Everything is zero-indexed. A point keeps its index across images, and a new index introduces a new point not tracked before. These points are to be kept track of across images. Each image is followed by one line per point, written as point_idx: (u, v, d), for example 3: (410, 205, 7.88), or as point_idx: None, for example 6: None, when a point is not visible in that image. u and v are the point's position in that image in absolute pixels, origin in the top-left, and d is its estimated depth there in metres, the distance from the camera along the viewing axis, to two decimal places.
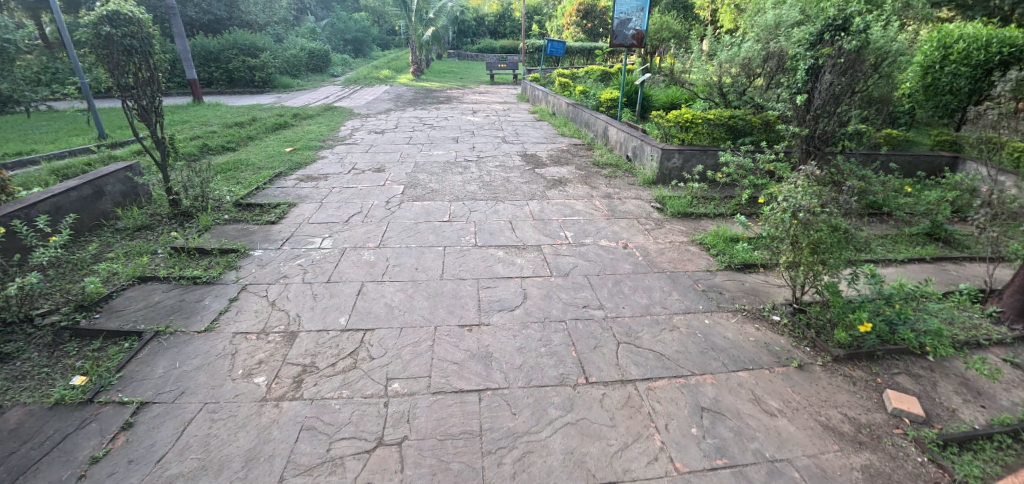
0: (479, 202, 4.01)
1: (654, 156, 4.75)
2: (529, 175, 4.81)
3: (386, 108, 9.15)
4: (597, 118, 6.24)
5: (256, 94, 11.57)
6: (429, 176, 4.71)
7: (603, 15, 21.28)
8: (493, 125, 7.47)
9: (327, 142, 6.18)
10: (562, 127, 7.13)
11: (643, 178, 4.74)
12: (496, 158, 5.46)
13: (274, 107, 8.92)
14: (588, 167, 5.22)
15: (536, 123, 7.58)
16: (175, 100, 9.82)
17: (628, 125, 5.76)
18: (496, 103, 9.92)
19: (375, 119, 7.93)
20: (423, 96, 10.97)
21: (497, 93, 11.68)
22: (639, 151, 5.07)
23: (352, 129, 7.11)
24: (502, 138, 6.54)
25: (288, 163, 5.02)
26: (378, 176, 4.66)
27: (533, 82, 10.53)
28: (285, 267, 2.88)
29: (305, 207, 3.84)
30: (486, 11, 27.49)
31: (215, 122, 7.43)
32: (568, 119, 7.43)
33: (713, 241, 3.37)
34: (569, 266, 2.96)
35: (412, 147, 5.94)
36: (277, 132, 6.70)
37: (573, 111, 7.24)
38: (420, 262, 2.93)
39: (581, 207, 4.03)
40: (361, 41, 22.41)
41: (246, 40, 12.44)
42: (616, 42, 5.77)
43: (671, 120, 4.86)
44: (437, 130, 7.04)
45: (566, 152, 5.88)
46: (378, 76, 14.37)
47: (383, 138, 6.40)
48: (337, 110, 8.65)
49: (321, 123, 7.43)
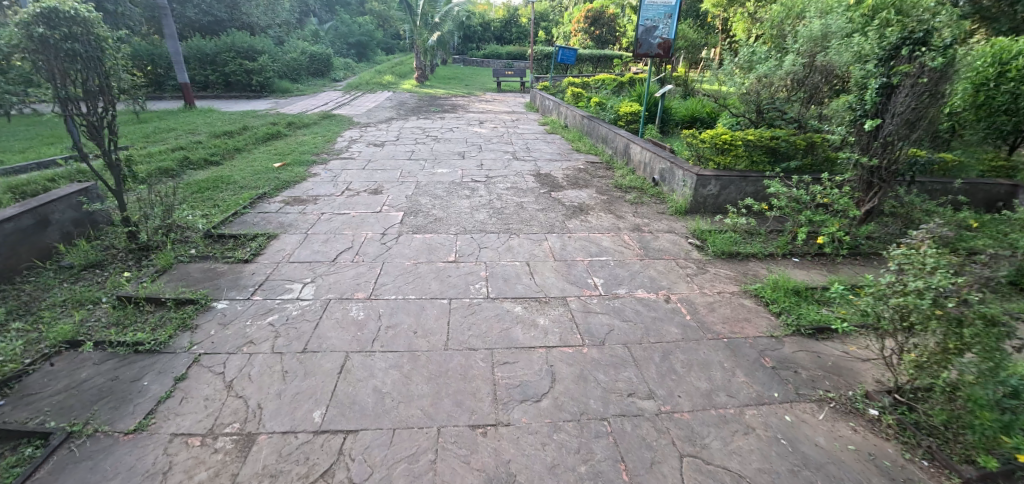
0: (490, 235, 3.45)
1: (686, 182, 4.20)
2: (544, 201, 4.26)
3: (388, 117, 8.63)
4: (616, 133, 5.70)
5: (253, 99, 11.09)
6: (431, 200, 4.15)
7: (613, 23, 20.87)
8: (502, 138, 6.94)
9: (321, 156, 5.65)
10: (576, 142, 6.59)
11: (673, 206, 4.19)
12: (507, 178, 4.92)
13: (269, 114, 8.41)
14: (610, 191, 4.68)
15: (548, 137, 7.06)
16: (166, 104, 9.33)
17: (652, 142, 5.22)
18: (504, 113, 9.41)
19: (376, 130, 7.41)
20: (428, 104, 10.46)
21: (504, 101, 11.14)
22: (667, 174, 4.52)
23: (350, 140, 6.58)
24: (512, 154, 6.00)
25: (274, 182, 4.48)
26: (375, 200, 4.11)
27: (543, 91, 10.03)
28: (252, 329, 2.32)
29: (286, 240, 3.29)
30: (493, 17, 27.14)
31: (204, 130, 6.92)
32: (583, 133, 6.89)
33: (772, 295, 2.80)
34: (604, 331, 2.39)
35: (414, 163, 5.40)
36: (268, 144, 6.18)
37: (588, 124, 6.70)
38: (420, 323, 2.37)
39: (608, 242, 3.47)
40: (366, 44, 22.00)
41: (244, 43, 11.97)
42: (640, 52, 5.24)
43: (705, 140, 4.31)
44: (442, 143, 6.50)
45: (584, 171, 5.34)
46: (381, 82, 13.89)
47: (383, 152, 5.86)
48: (335, 118, 8.13)
49: (317, 134, 6.91)
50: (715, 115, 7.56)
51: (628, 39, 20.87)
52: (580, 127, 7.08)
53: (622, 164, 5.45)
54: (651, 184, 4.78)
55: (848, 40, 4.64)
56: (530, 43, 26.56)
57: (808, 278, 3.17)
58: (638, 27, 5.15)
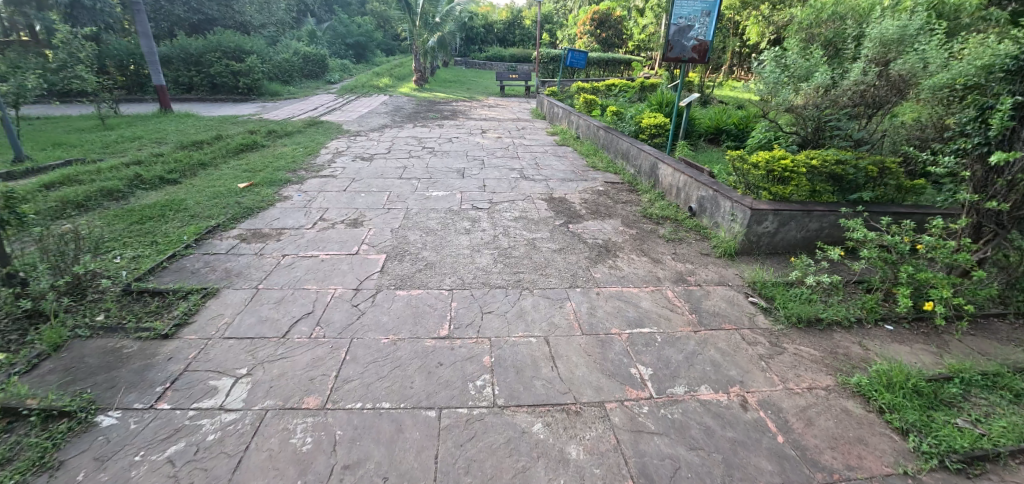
0: (495, 291, 2.66)
1: (737, 216, 3.42)
2: (561, 236, 3.48)
3: (381, 124, 7.85)
4: (640, 149, 4.93)
5: (239, 103, 10.31)
6: (423, 235, 3.36)
7: (619, 25, 20.25)
8: (506, 151, 6.16)
9: (298, 173, 4.87)
10: (592, 157, 5.81)
11: (721, 247, 3.42)
12: (515, 203, 4.13)
13: (252, 120, 7.64)
14: (639, 223, 3.89)
15: (558, 150, 6.30)
16: (140, 108, 8.56)
17: (685, 162, 4.44)
18: (508, 121, 8.66)
19: (366, 140, 6.63)
20: (426, 110, 9.67)
21: (508, 107, 10.34)
22: (710, 204, 3.75)
23: (335, 153, 5.80)
24: (519, 171, 5.22)
25: (233, 210, 3.71)
26: (352, 235, 3.32)
27: (551, 96, 9.29)
28: (139, 471, 1.52)
29: (225, 300, 2.50)
30: (496, 18, 26.53)
31: (174, 140, 6.16)
32: (598, 146, 6.12)
33: (887, 398, 2.02)
34: (667, 473, 1.60)
35: (405, 182, 4.62)
36: (240, 157, 5.40)
37: (605, 137, 5.94)
38: (393, 459, 1.58)
39: (649, 303, 2.68)
40: (365, 45, 21.30)
41: (231, 42, 11.21)
42: (670, 55, 4.47)
43: (758, 165, 3.54)
44: (439, 157, 5.72)
45: (604, 194, 4.56)
46: (378, 85, 13.11)
47: (370, 169, 5.08)
48: (323, 125, 7.35)
49: (298, 144, 6.11)
50: (745, 126, 6.81)
51: (635, 42, 20.16)
52: (594, 138, 6.31)
53: (648, 186, 4.67)
54: (686, 215, 4.01)
55: (924, 47, 3.91)
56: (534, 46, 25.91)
57: (916, 362, 2.39)
58: (669, 27, 4.38)
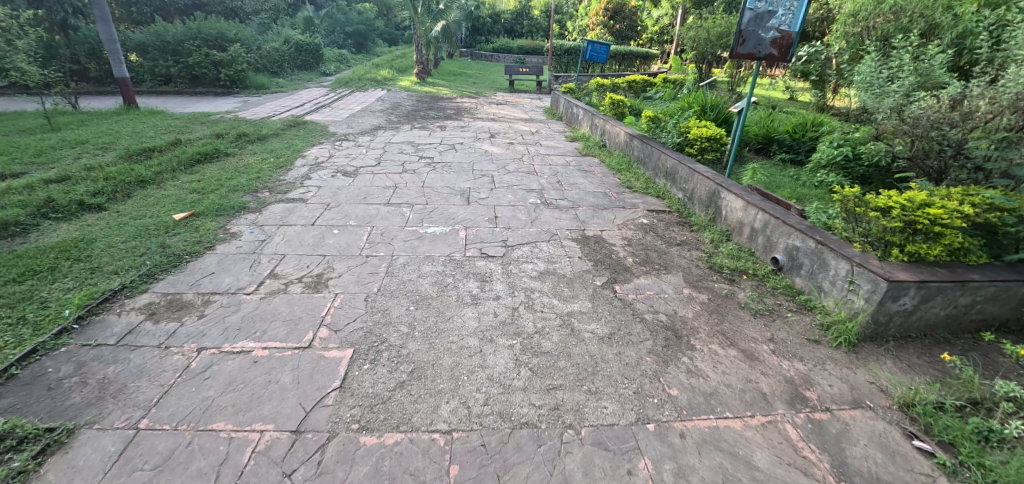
0: (520, 433, 1.65)
1: (860, 286, 2.39)
2: (610, 307, 2.45)
3: (374, 125, 6.77)
4: (693, 170, 3.89)
5: (220, 98, 9.23)
6: (411, 308, 2.33)
7: (634, 16, 19.01)
8: (519, 164, 5.08)
9: (259, 194, 3.83)
10: (626, 174, 4.75)
11: (834, 330, 2.39)
12: (538, 245, 3.09)
13: (225, 120, 6.58)
14: (709, 281, 2.85)
15: (583, 162, 5.25)
16: (104, 104, 7.54)
17: (759, 191, 3.39)
18: (520, 122, 7.60)
19: (353, 146, 5.55)
20: (427, 107, 8.58)
21: (519, 105, 9.23)
22: (809, 260, 2.71)
23: (312, 165, 4.74)
24: (538, 192, 4.14)
25: (154, 260, 2.69)
26: (308, 309, 2.31)
27: (568, 94, 8.21)
28: None
29: (75, 461, 1.49)
30: (503, 7, 25.27)
31: (123, 145, 5.12)
32: (631, 159, 5.08)
33: None
34: None
35: (391, 211, 3.56)
36: (195, 170, 4.37)
37: (641, 148, 4.88)
38: None
39: (766, 456, 1.66)
40: (365, 34, 20.09)
41: (213, 29, 10.10)
42: (742, 51, 3.37)
43: (887, 212, 2.49)
44: (437, 172, 4.65)
45: (651, 230, 3.52)
46: (376, 78, 12.00)
47: (352, 188, 4.03)
48: (305, 127, 6.29)
49: (271, 153, 5.07)
50: (801, 135, 5.72)
51: (649, 34, 18.94)
52: (625, 148, 5.24)
53: (706, 221, 3.63)
54: (769, 269, 2.97)
55: None
56: (543, 37, 24.63)
57: None
58: (742, 13, 3.30)
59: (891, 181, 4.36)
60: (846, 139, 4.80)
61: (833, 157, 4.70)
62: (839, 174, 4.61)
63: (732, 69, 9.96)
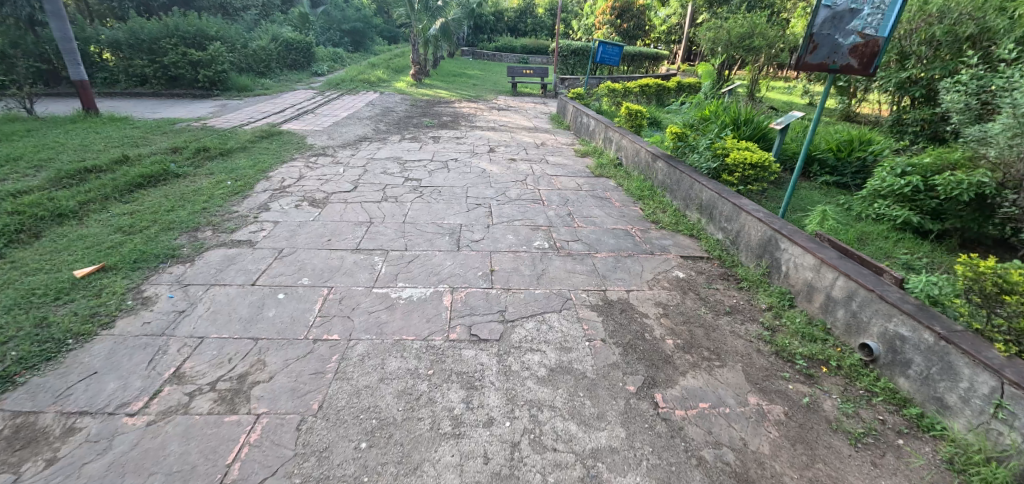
0: None
1: (1015, 418, 1.61)
2: (655, 440, 1.69)
3: (359, 135, 5.97)
4: (738, 207, 3.15)
5: (197, 101, 8.46)
6: (361, 448, 1.57)
7: (642, 15, 18.17)
8: (523, 187, 4.30)
9: (198, 234, 3.07)
10: (649, 204, 3.99)
11: (980, 479, 1.62)
12: (547, 318, 2.32)
13: (190, 129, 5.81)
14: (779, 380, 2.09)
15: (597, 185, 4.48)
16: (62, 109, 6.78)
17: (831, 243, 2.63)
18: (524, 132, 6.83)
19: (330, 163, 4.76)
20: (420, 114, 7.79)
21: (522, 112, 8.45)
22: (926, 359, 1.95)
23: (275, 188, 3.94)
24: (545, 229, 3.36)
25: (17, 352, 1.92)
26: (212, 447, 1.55)
27: (576, 101, 7.45)
28: None
29: None
30: (506, 6, 24.45)
31: (61, 163, 4.37)
32: (653, 183, 4.31)
33: None
34: None
35: (359, 259, 2.79)
36: (132, 200, 3.61)
37: (667, 172, 4.11)
38: None
39: None
40: (362, 32, 19.27)
41: (192, 26, 9.30)
42: (811, 61, 2.66)
43: None
44: (425, 198, 3.86)
45: (692, 291, 2.75)
46: (369, 79, 11.19)
47: (316, 224, 3.27)
48: (280, 139, 5.51)
49: (231, 173, 4.29)
50: (846, 154, 5.01)
51: (657, 34, 18.21)
52: (646, 170, 4.47)
53: (759, 277, 2.87)
54: (859, 361, 2.20)
55: None
56: (546, 37, 23.83)
57: None
58: (816, 12, 2.56)
59: (976, 217, 3.58)
60: (910, 164, 4.04)
61: (896, 186, 3.95)
62: (905, 207, 3.87)
63: (754, 72, 9.17)
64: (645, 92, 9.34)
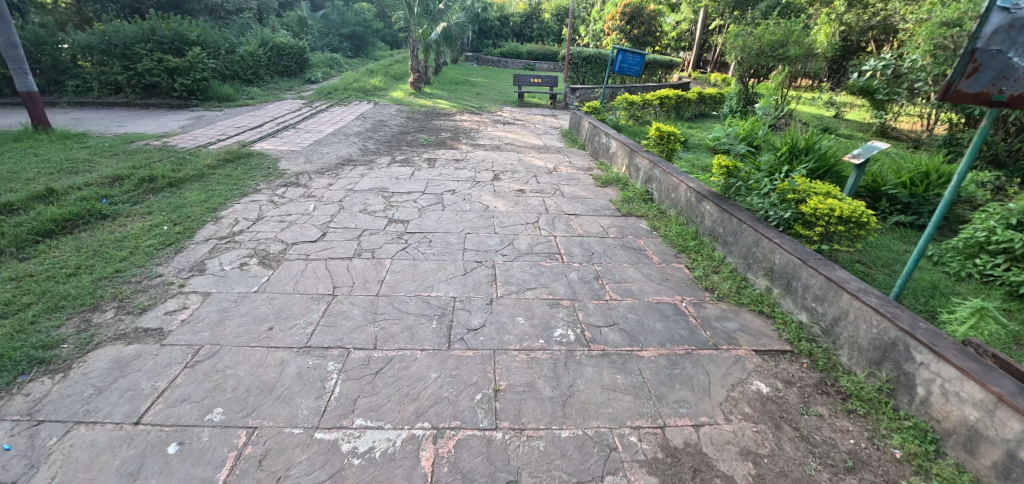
0: None
1: None
2: None
3: (342, 157, 5.13)
4: (836, 284, 2.30)
5: (172, 113, 7.65)
6: None
7: (653, 20, 17.27)
8: (536, 231, 3.42)
9: (96, 316, 2.23)
10: (695, 261, 3.14)
11: None
12: None
13: (148, 149, 4.99)
14: None
15: (625, 229, 3.63)
16: (12, 122, 5.99)
17: (1010, 369, 1.77)
18: (533, 152, 5.99)
19: (301, 196, 3.91)
20: (417, 129, 6.95)
21: (529, 126, 7.61)
22: None
23: (222, 236, 3.09)
24: (567, 306, 2.50)
25: None
26: None
27: (591, 116, 6.60)
28: None
29: None
30: (510, 11, 23.72)
31: None
32: (697, 230, 3.46)
33: None
34: None
35: (306, 366, 1.94)
36: (32, 256, 2.76)
37: (717, 218, 3.26)
38: None
39: None
40: (363, 37, 18.47)
41: (170, 29, 8.54)
42: (967, 90, 1.85)
43: None
44: (410, 251, 2.98)
45: (791, 423, 1.88)
46: (364, 87, 10.40)
47: (259, 298, 2.41)
48: (248, 163, 4.68)
49: (175, 212, 3.45)
50: (923, 191, 4.21)
51: (667, 40, 18.34)
52: (688, 211, 3.62)
53: (877, 399, 2.02)
54: None
55: None
56: (552, 43, 23.06)
57: None
58: (984, 18, 1.77)
59: None
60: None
61: (1014, 243, 3.10)
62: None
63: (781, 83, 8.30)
64: (665, 105, 8.45)
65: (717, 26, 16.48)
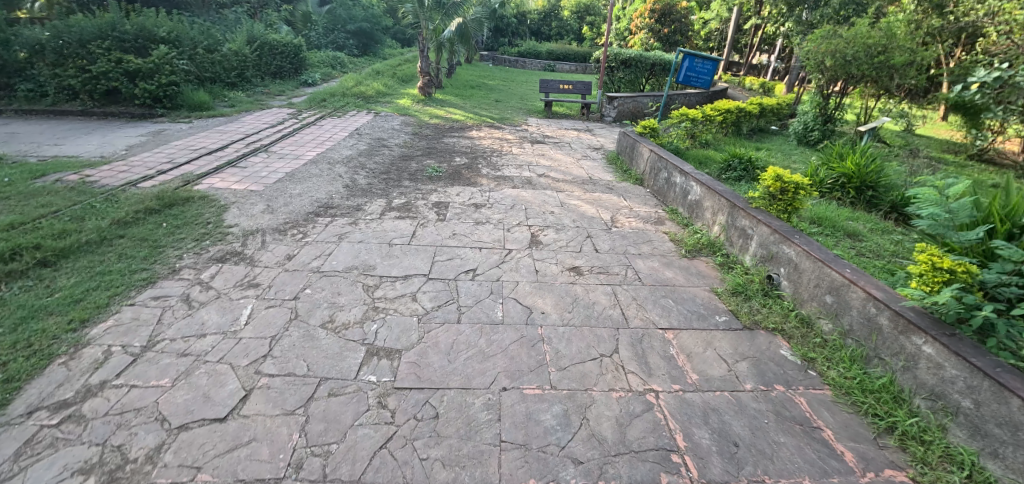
0: None
1: None
2: None
3: (318, 201, 3.72)
4: None
5: (130, 125, 6.31)
6: None
7: (686, 19, 15.39)
8: (620, 381, 1.96)
9: None
10: (927, 469, 1.65)
11: None
12: None
13: (56, 188, 3.63)
14: None
15: (765, 366, 2.17)
16: None
17: None
18: (575, 188, 4.54)
19: (238, 285, 2.51)
20: (424, 151, 5.52)
21: (562, 146, 6.14)
22: None
23: (62, 405, 1.70)
24: None
25: None
26: None
27: (646, 138, 5.14)
28: None
29: None
30: (529, 7, 22.20)
31: None
32: (900, 384, 1.99)
33: None
34: None
35: None
36: None
37: (960, 381, 1.75)
38: None
39: None
40: (370, 33, 17.01)
41: (134, 24, 7.23)
42: None
43: None
44: (399, 452, 1.55)
45: None
46: (366, 91, 9.01)
47: None
48: (182, 214, 3.30)
49: (15, 329, 2.06)
50: None
51: (700, 39, 16.68)
52: (869, 338, 2.15)
53: None
54: None
55: None
56: (572, 42, 21.49)
57: None
58: None
59: None
60: None
61: None
62: None
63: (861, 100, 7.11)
64: (726, 120, 6.92)
65: (755, 25, 14.84)
